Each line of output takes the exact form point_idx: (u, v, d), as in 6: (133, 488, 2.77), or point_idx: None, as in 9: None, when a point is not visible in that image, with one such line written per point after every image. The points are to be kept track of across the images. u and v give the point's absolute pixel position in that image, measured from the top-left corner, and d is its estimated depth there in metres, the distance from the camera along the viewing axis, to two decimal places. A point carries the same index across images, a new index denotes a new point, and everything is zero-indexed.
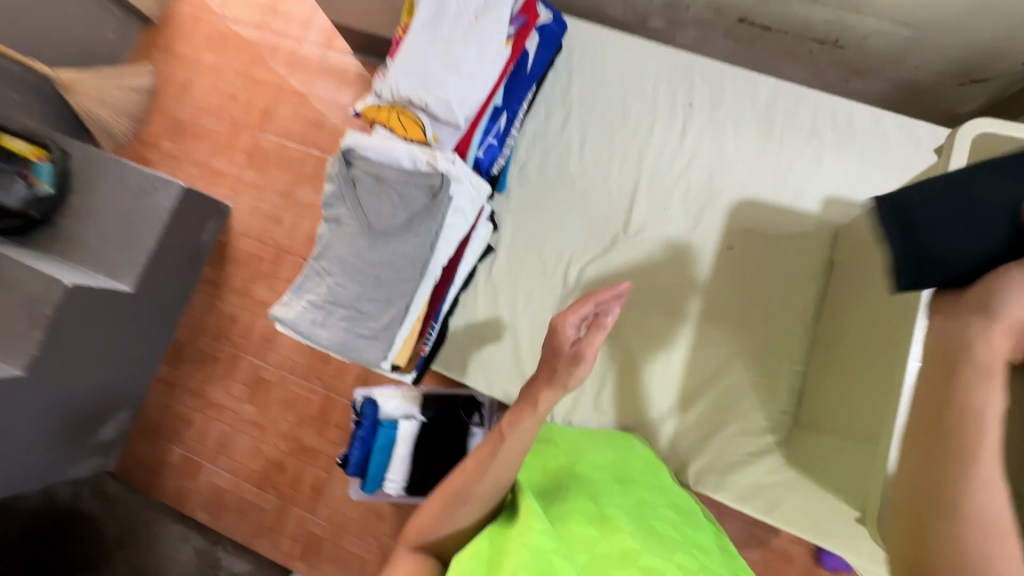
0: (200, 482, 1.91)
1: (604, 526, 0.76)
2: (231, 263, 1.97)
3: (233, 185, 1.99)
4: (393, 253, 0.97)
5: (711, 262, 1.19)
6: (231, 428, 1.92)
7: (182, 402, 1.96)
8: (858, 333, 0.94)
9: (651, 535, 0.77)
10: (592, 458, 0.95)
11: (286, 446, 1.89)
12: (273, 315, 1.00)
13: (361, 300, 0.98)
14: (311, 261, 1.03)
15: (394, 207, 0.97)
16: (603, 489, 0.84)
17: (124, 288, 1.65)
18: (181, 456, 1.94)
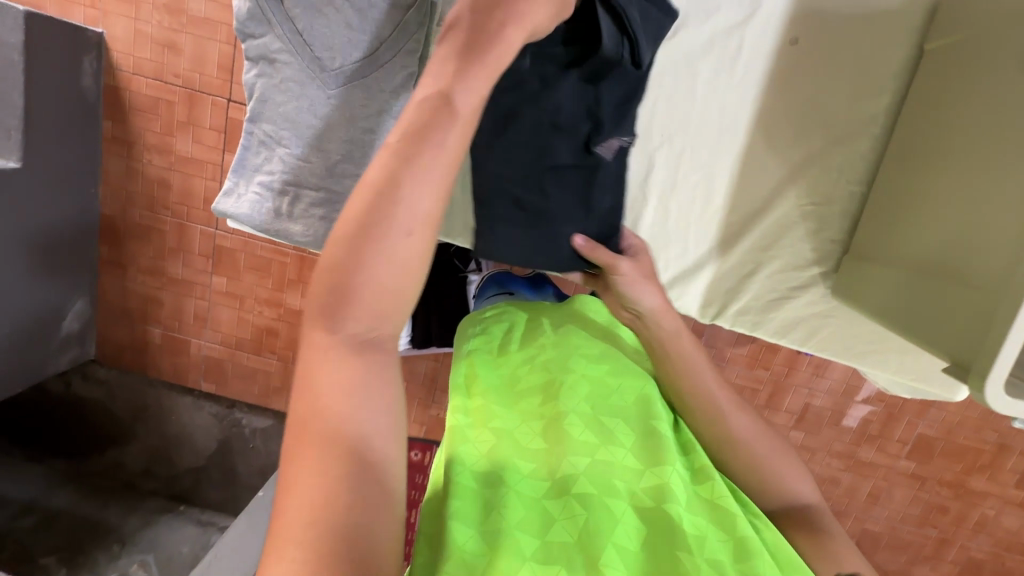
0: (192, 355, 1.77)
1: (601, 438, 0.62)
2: (134, 113, 1.53)
3: (94, 0, 1.43)
4: (366, 103, 0.69)
5: (767, 64, 0.93)
6: (208, 301, 1.70)
7: (139, 281, 1.69)
8: (964, 161, 0.79)
9: (649, 442, 0.63)
10: (582, 334, 0.78)
11: (271, 312, 1.70)
12: (217, 209, 0.74)
13: (335, 176, 0.73)
14: (247, 127, 0.74)
15: (352, 29, 0.65)
16: (596, 384, 0.69)
17: (12, 163, 1.36)
18: (163, 335, 1.75)
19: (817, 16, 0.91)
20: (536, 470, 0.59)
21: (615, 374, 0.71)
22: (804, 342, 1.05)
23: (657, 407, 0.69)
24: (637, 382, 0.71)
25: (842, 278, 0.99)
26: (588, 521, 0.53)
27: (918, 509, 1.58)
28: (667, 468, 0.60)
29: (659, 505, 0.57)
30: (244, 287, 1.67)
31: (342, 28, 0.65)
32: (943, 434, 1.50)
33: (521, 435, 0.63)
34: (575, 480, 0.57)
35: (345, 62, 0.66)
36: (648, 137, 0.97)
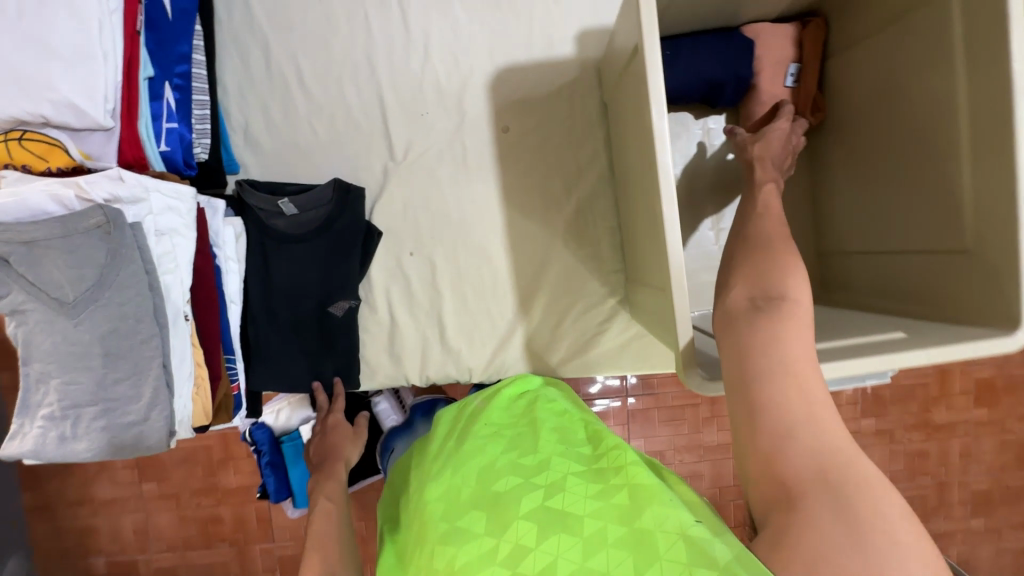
0: (144, 572, 1.79)
1: (452, 546, 0.57)
2: None
3: None
4: (108, 319, 0.77)
5: (493, 152, 1.08)
6: (143, 513, 1.76)
7: (73, 515, 1.76)
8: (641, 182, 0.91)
9: (495, 506, 0.60)
10: (431, 459, 0.77)
11: (209, 499, 1.76)
12: (6, 454, 0.79)
13: (105, 387, 0.79)
14: (22, 369, 0.81)
15: (71, 267, 0.74)
16: (441, 491, 0.66)
17: None
18: (107, 563, 1.78)
19: (515, 105, 1.08)
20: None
21: (450, 465, 0.70)
22: (635, 365, 1.12)
23: (494, 462, 0.66)
24: (476, 452, 0.69)
25: (631, 301, 1.08)
26: None
27: (902, 462, 1.59)
28: (512, 524, 0.56)
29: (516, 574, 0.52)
30: (175, 484, 1.75)
31: (64, 268, 0.74)
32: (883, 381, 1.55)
33: None
34: None
35: (76, 293, 0.76)
36: (420, 243, 1.09)
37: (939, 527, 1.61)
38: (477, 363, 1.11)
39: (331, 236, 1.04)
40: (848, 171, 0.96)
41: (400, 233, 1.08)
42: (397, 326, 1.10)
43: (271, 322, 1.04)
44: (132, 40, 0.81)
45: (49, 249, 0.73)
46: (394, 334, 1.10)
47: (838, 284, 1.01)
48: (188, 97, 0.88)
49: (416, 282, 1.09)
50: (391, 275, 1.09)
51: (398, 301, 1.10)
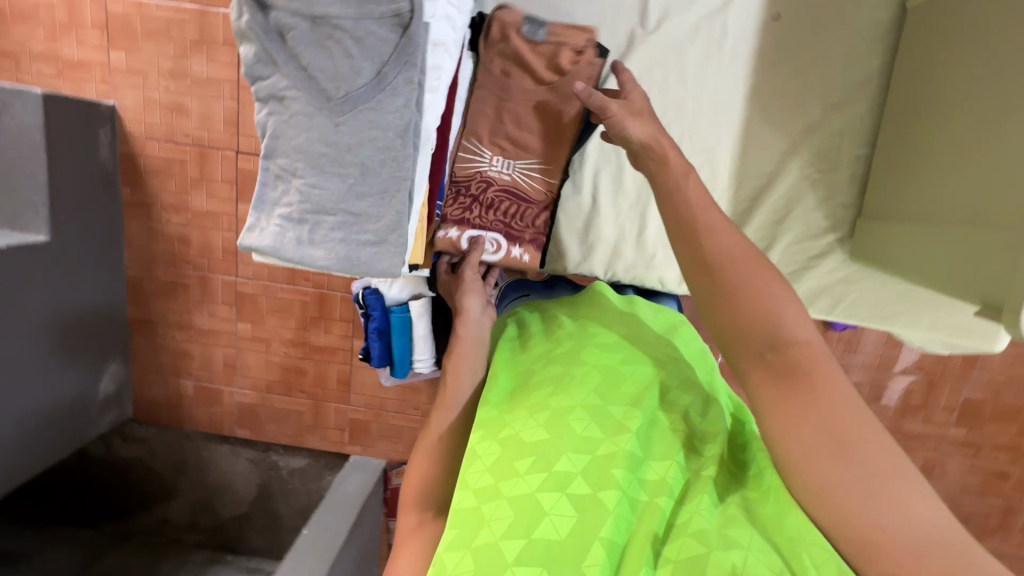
0: (227, 404, 1.71)
1: (603, 431, 0.63)
2: (151, 177, 1.54)
3: (106, 74, 1.46)
4: (373, 126, 0.72)
5: (755, 42, 0.95)
6: (235, 349, 1.67)
7: (171, 337, 1.67)
8: (970, 109, 0.79)
9: (656, 433, 0.64)
10: (599, 331, 0.80)
11: (296, 351, 1.66)
12: (243, 244, 0.77)
13: (349, 199, 0.75)
14: (264, 164, 0.77)
15: (353, 58, 0.68)
16: (606, 376, 0.70)
17: (39, 237, 1.37)
18: (196, 387, 1.71)
19: None
20: (534, 463, 0.61)
21: (627, 362, 0.73)
22: (832, 311, 1.04)
23: (674, 397, 0.69)
24: (651, 373, 0.72)
25: (861, 241, 0.98)
26: (576, 520, 0.56)
27: (978, 476, 1.39)
28: (667, 464, 0.61)
29: (653, 501, 0.58)
30: (268, 330, 1.64)
31: (345, 57, 0.68)
32: (991, 395, 1.32)
33: (525, 428, 0.65)
34: (570, 480, 0.59)
35: (349, 88, 0.70)
36: None
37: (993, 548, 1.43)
38: (668, 274, 1.04)
39: (558, 103, 0.93)
40: None
41: None
42: (597, 214, 1.03)
43: (474, 178, 0.97)
44: None
45: (335, 31, 0.67)
46: (590, 223, 1.03)
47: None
48: None
49: (631, 170, 1.01)
50: (608, 156, 1.01)
51: (604, 186, 1.02)
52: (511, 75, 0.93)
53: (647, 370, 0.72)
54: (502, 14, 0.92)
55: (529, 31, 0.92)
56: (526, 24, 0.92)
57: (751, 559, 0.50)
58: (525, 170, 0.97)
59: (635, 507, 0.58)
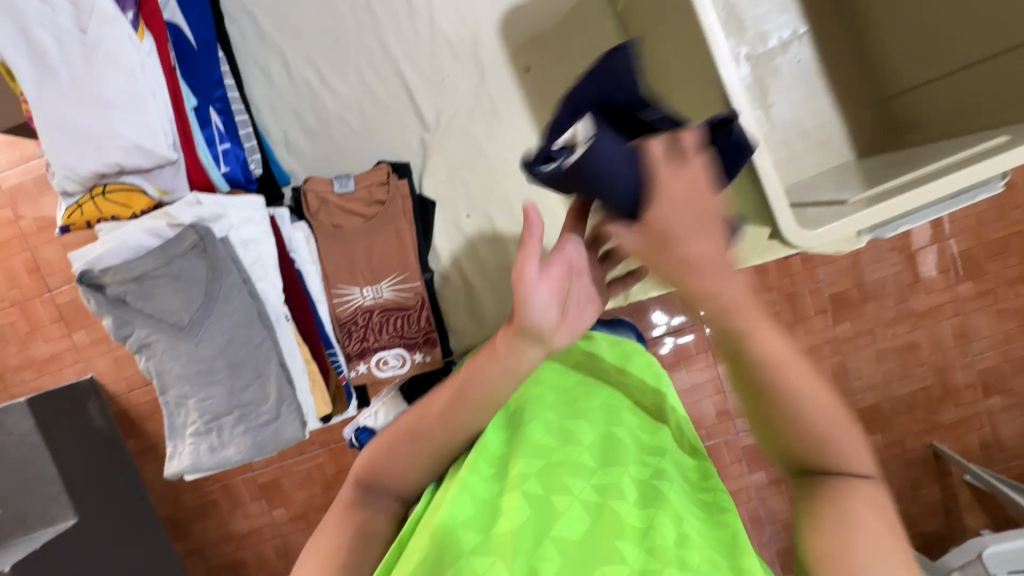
0: None
1: (561, 442, 0.71)
2: (148, 421, 1.65)
3: (76, 356, 1.60)
4: (223, 332, 0.83)
5: (521, 95, 1.08)
6: (281, 536, 1.70)
7: (220, 551, 1.73)
8: (683, 75, 0.85)
9: (607, 445, 0.72)
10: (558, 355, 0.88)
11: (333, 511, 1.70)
12: (170, 473, 0.87)
13: (235, 395, 0.85)
14: (161, 399, 0.89)
15: (181, 292, 0.81)
16: (563, 404, 0.78)
17: (69, 521, 1.43)
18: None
19: (535, 48, 1.06)
20: (493, 475, 0.68)
21: (581, 385, 0.82)
22: None
23: (621, 412, 0.77)
24: (605, 394, 0.80)
25: None
26: (530, 516, 0.62)
27: (1014, 318, 1.39)
28: (618, 467, 0.68)
29: (603, 502, 0.64)
30: (301, 506, 1.68)
31: (175, 294, 0.81)
32: (976, 240, 1.35)
33: (492, 445, 0.72)
34: (525, 481, 0.65)
35: (190, 315, 0.81)
36: (474, 202, 1.10)
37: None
38: None
39: (390, 224, 1.05)
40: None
41: (458, 193, 1.10)
42: (474, 289, 1.12)
43: (354, 315, 1.07)
44: (172, 76, 0.85)
45: (157, 279, 0.80)
46: (473, 302, 1.12)
47: (909, 125, 0.98)
48: (232, 117, 0.94)
49: (481, 243, 1.11)
50: (457, 239, 1.11)
51: (468, 263, 1.11)
52: (339, 222, 1.05)
53: (599, 389, 0.81)
54: (311, 184, 1.04)
55: (341, 187, 1.04)
56: (335, 182, 1.04)
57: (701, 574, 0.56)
58: (394, 288, 1.06)
59: (590, 510, 0.63)
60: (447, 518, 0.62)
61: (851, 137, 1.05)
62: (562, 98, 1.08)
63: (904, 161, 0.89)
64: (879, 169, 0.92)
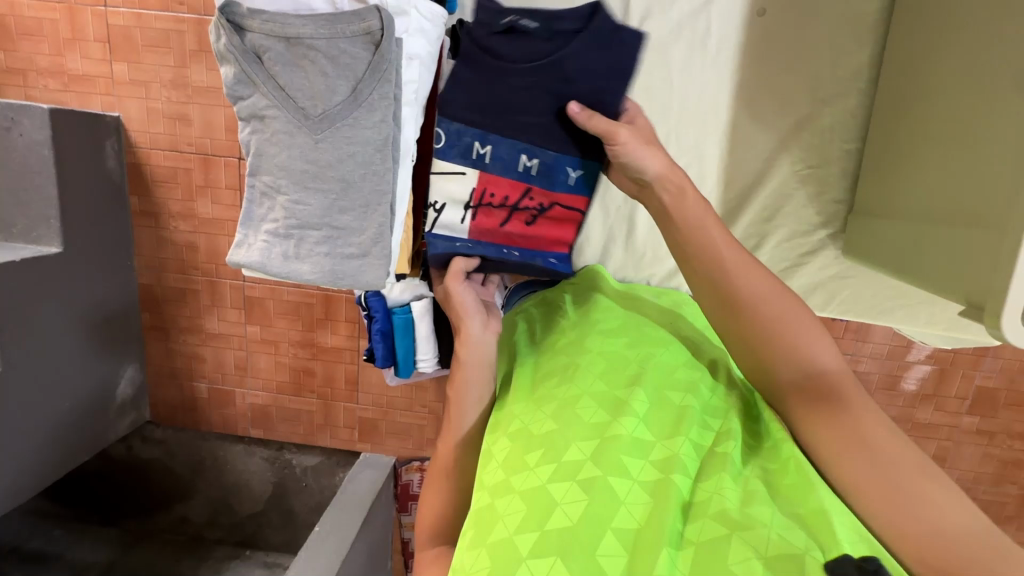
0: (240, 406, 1.62)
1: (611, 414, 0.70)
2: (156, 186, 1.46)
3: (106, 86, 1.39)
4: (351, 142, 0.73)
5: (738, 40, 0.94)
6: (246, 351, 1.57)
7: (183, 341, 1.58)
8: (993, 91, 0.73)
9: (663, 411, 0.71)
10: (602, 317, 0.89)
11: (306, 352, 1.55)
12: (232, 261, 0.80)
13: (332, 212, 0.77)
14: (250, 181, 0.79)
15: (329, 78, 0.70)
16: (605, 375, 0.76)
17: (53, 249, 1.33)
18: (209, 390, 1.61)
19: None
20: (543, 451, 0.67)
21: (632, 346, 0.82)
22: (827, 307, 1.03)
23: (680, 375, 0.76)
24: (658, 356, 0.79)
25: (856, 237, 0.96)
26: (587, 505, 0.60)
27: (992, 465, 1.36)
28: (678, 438, 0.67)
29: (665, 476, 0.63)
30: (277, 332, 1.55)
31: (320, 76, 0.70)
32: (1005, 383, 1.30)
33: (532, 420, 0.73)
34: (581, 464, 0.64)
35: (326, 106, 0.71)
36: None
37: (1005, 536, 1.41)
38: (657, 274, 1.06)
39: None
40: None
41: None
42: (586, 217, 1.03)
43: None
44: None
45: (309, 51, 0.69)
46: None
47: None
48: None
49: None
50: None
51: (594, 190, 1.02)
52: None
53: (648, 348, 0.81)
54: None
55: None
56: None
57: (774, 534, 0.56)
58: None
59: (648, 491, 0.62)
60: (513, 512, 0.62)
61: None
62: (784, 62, 0.94)
63: None
64: None
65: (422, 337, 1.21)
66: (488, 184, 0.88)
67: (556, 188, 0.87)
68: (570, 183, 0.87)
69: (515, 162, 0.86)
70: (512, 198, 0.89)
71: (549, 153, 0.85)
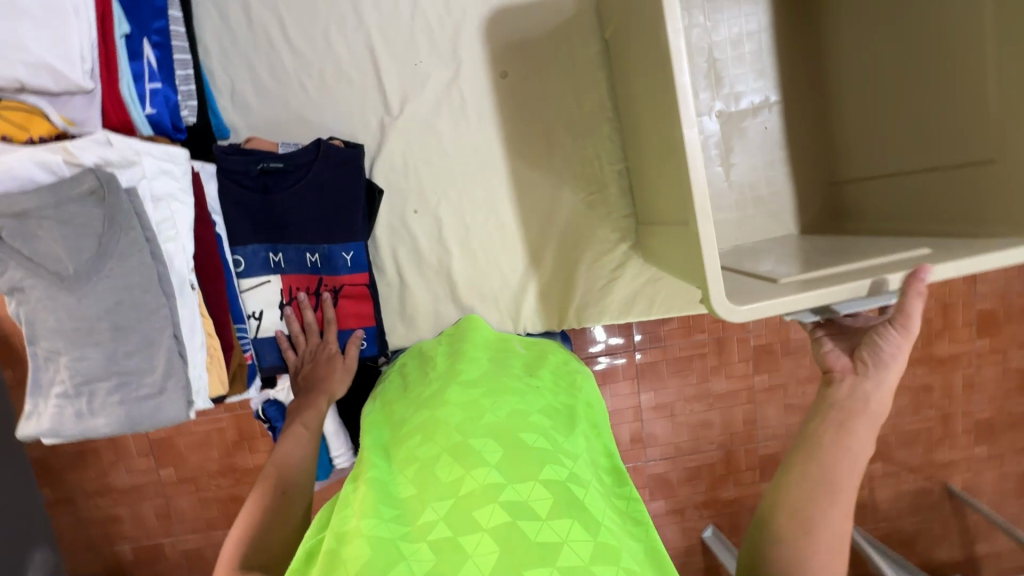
0: (170, 556, 1.56)
1: (465, 464, 0.57)
2: (27, 355, 1.41)
3: None
4: (111, 292, 0.75)
5: (493, 101, 1.04)
6: (165, 496, 1.51)
7: (94, 506, 1.52)
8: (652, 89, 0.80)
9: (519, 451, 0.59)
10: (465, 363, 0.77)
11: (226, 479, 1.51)
12: (25, 434, 0.80)
13: (114, 362, 0.77)
14: (30, 349, 0.79)
15: (69, 240, 0.72)
16: (467, 413, 0.65)
17: None
18: (134, 549, 1.55)
19: (515, 53, 1.02)
20: (393, 519, 0.55)
21: (490, 389, 0.69)
22: (651, 310, 1.11)
23: (532, 415, 0.66)
24: (512, 395, 0.68)
25: (643, 244, 1.05)
26: (431, 571, 0.49)
27: (905, 396, 1.44)
28: (530, 482, 0.56)
29: (517, 525, 0.52)
30: (193, 468, 1.50)
31: (61, 240, 0.72)
32: None
33: (390, 487, 0.59)
34: (431, 527, 0.53)
35: (76, 266, 0.73)
36: (424, 200, 1.06)
37: (941, 458, 1.48)
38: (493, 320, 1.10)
39: (327, 203, 0.97)
40: (857, 86, 0.97)
41: (408, 188, 1.05)
42: (407, 288, 1.08)
43: (271, 294, 0.99)
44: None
45: (42, 220, 0.71)
46: (404, 301, 1.08)
47: (852, 213, 1.02)
48: (169, 53, 0.82)
49: (423, 241, 1.07)
50: (396, 234, 1.07)
51: (406, 262, 1.07)
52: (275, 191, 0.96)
53: (506, 387, 0.70)
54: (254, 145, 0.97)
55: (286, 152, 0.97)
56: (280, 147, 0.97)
57: None
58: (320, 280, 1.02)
59: (499, 538, 0.51)
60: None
61: (797, 212, 1.07)
62: (538, 111, 1.05)
63: (840, 243, 0.93)
64: (817, 252, 0.91)
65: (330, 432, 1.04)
66: (290, 284, 0.99)
67: (340, 270, 0.99)
68: (350, 264, 0.99)
69: (303, 260, 0.99)
70: (312, 288, 1.00)
71: (326, 245, 0.98)
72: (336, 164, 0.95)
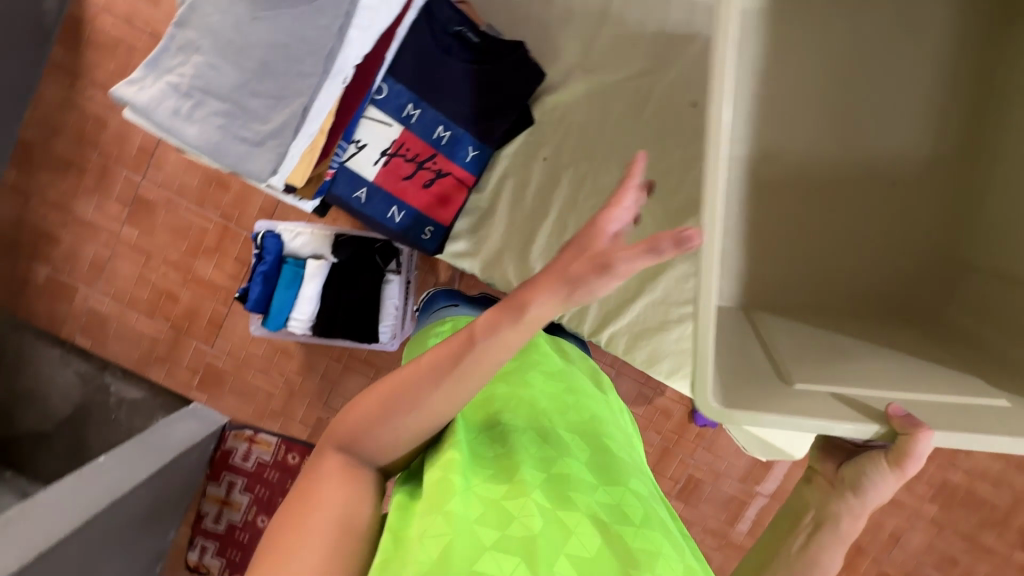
0: (74, 307, 1.48)
1: (556, 449, 0.61)
2: (90, 48, 1.38)
3: None
4: (285, 33, 0.75)
5: (683, 117, 0.98)
6: (110, 251, 1.45)
7: (43, 216, 1.46)
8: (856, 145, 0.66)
9: (603, 457, 0.64)
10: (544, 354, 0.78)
11: (177, 276, 1.44)
12: (116, 93, 0.77)
13: (243, 92, 0.76)
14: (174, 28, 0.77)
15: None
16: (553, 402, 0.69)
17: None
18: (45, 276, 1.48)
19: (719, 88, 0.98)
20: (492, 476, 0.57)
21: (570, 392, 0.72)
22: (669, 375, 1.10)
23: (606, 427, 0.70)
24: (592, 404, 0.73)
25: None
26: (548, 527, 0.52)
27: None
28: (621, 486, 0.60)
29: (615, 520, 0.56)
30: (155, 245, 1.43)
31: None
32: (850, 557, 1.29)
33: (473, 446, 0.61)
34: (531, 487, 0.55)
35: None
36: (559, 152, 1.03)
37: None
38: None
39: (484, 101, 0.99)
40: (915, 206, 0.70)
41: (554, 131, 1.03)
42: (491, 216, 1.06)
43: (384, 136, 0.98)
44: None
45: None
46: (480, 224, 1.07)
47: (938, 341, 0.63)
48: None
49: (535, 186, 1.04)
50: (517, 163, 1.04)
51: (507, 192, 1.05)
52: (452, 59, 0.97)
53: (585, 392, 0.74)
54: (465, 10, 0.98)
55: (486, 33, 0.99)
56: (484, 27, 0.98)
57: None
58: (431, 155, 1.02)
59: (600, 523, 0.54)
60: (450, 531, 0.49)
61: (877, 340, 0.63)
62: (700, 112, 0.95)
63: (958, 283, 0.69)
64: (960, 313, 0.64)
65: (304, 293, 1.26)
66: (405, 140, 0.99)
67: (456, 161, 1.00)
68: (468, 160, 1.00)
69: (432, 130, 0.99)
70: (420, 157, 1.00)
71: (460, 129, 0.99)
72: (520, 70, 0.97)
